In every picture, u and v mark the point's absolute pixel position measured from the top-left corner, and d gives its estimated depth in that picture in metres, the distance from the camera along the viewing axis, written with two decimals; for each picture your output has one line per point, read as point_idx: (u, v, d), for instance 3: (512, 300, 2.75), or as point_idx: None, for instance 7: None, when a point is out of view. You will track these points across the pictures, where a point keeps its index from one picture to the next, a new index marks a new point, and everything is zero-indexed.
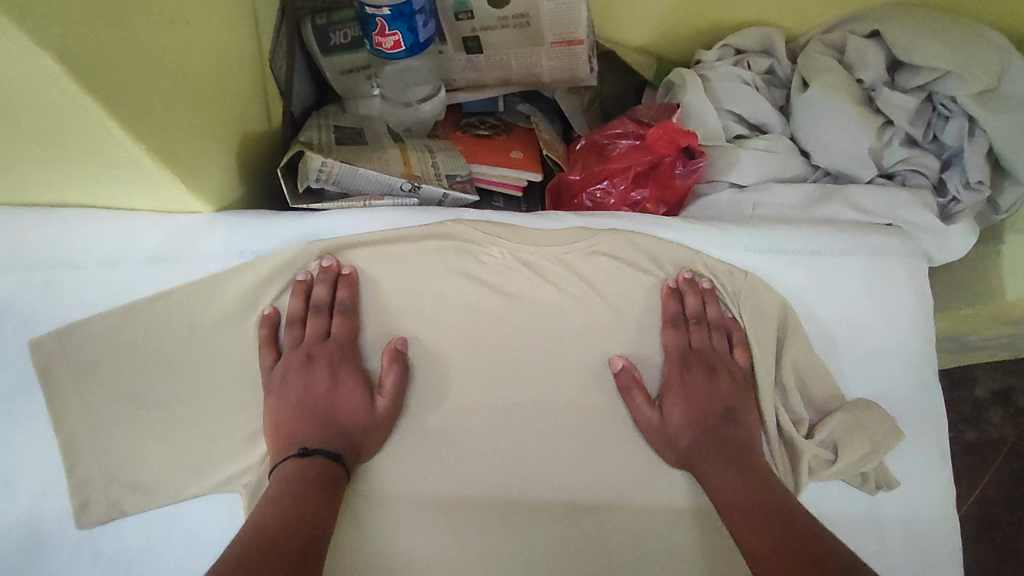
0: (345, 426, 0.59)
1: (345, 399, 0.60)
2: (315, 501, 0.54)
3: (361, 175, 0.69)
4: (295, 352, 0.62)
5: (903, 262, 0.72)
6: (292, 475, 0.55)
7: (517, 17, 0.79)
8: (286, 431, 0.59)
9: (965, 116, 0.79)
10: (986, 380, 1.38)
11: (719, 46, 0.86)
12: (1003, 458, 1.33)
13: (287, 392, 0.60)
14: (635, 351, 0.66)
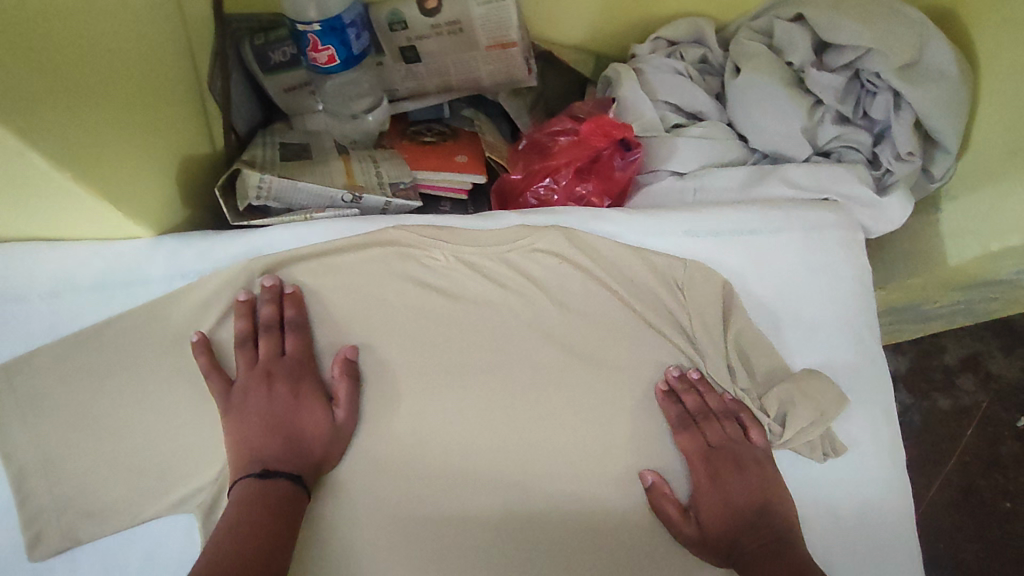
0: (312, 442, 0.60)
1: (310, 415, 0.60)
2: (278, 523, 0.55)
3: (303, 188, 0.71)
4: (251, 374, 0.61)
5: (839, 234, 0.74)
6: (252, 496, 0.55)
7: (450, 25, 0.81)
8: (250, 452, 0.58)
9: (891, 90, 0.82)
10: (956, 348, 1.44)
11: (650, 39, 0.89)
12: (978, 422, 1.39)
13: (247, 413, 0.60)
14: (583, 343, 0.67)
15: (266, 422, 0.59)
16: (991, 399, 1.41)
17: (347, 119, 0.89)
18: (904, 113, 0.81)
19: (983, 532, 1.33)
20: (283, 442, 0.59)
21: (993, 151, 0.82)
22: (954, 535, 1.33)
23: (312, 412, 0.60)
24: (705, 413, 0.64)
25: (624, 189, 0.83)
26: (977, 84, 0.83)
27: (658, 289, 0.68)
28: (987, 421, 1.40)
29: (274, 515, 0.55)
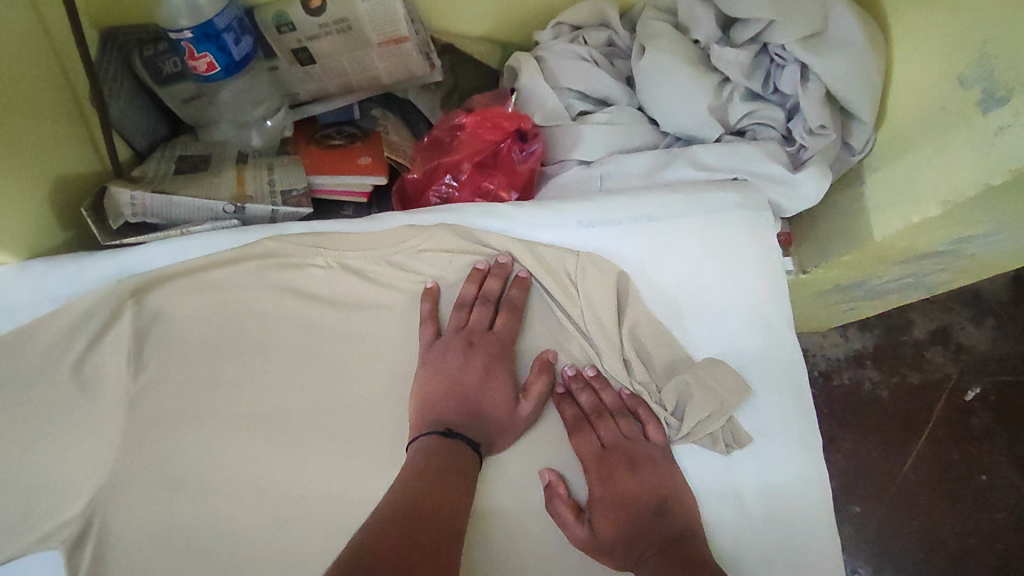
0: (492, 421, 0.62)
1: (489, 389, 0.62)
2: (463, 468, 0.59)
3: (178, 202, 0.70)
4: (456, 338, 0.64)
5: (740, 216, 0.72)
6: (435, 449, 0.58)
7: (337, 23, 0.78)
8: (434, 407, 0.61)
9: (798, 63, 0.79)
10: (924, 322, 1.42)
11: (551, 25, 0.86)
12: (948, 395, 1.36)
13: (445, 368, 0.62)
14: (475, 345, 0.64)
15: (449, 384, 0.62)
16: (961, 372, 1.38)
17: (248, 126, 0.86)
18: (813, 85, 0.78)
19: (956, 510, 1.29)
20: (428, 409, 0.61)
21: (906, 120, 0.79)
22: (929, 513, 1.29)
23: (471, 372, 0.63)
24: (598, 411, 0.64)
25: (528, 182, 0.82)
26: (890, 50, 0.80)
27: (547, 282, 0.68)
28: (958, 394, 1.37)
29: (461, 465, 0.59)
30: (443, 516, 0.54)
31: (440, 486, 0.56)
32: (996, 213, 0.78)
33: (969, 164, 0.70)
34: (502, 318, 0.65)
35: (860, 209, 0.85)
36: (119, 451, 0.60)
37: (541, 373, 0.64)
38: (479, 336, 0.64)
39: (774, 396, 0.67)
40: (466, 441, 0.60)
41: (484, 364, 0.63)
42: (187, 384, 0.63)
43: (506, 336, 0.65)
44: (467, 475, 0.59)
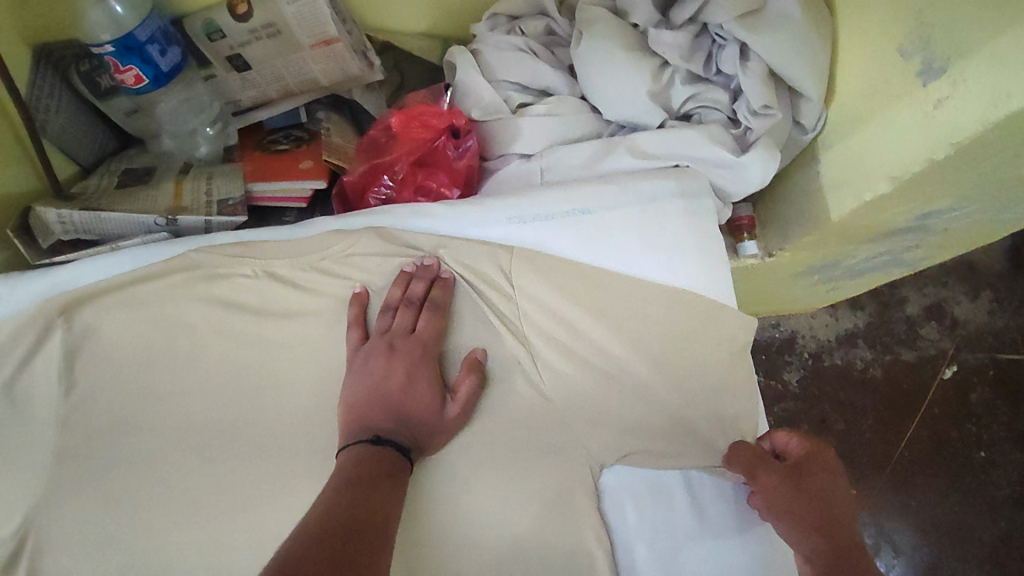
0: (419, 424, 0.60)
1: (413, 391, 0.61)
2: (394, 472, 0.55)
3: (108, 218, 0.71)
4: (379, 340, 0.63)
5: (676, 204, 0.71)
6: (363, 459, 0.55)
7: (266, 27, 0.78)
8: (358, 414, 0.59)
9: (738, 42, 0.76)
10: (916, 298, 1.38)
11: (488, 17, 0.85)
12: (944, 372, 1.33)
13: (368, 375, 0.61)
14: (400, 347, 0.63)
15: (374, 393, 0.60)
16: (957, 347, 1.35)
17: (192, 136, 0.86)
18: (754, 64, 0.76)
19: (953, 490, 1.27)
20: (355, 418, 0.60)
21: (853, 94, 0.76)
22: (923, 495, 1.27)
23: (396, 376, 0.61)
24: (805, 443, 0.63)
25: (469, 178, 0.81)
26: (836, 22, 0.77)
27: (474, 282, 0.68)
28: (955, 370, 1.33)
29: (391, 472, 0.55)
30: (376, 519, 0.50)
31: (371, 492, 0.52)
32: (955, 187, 0.75)
33: (914, 138, 0.67)
34: (424, 317, 0.65)
35: (816, 188, 0.82)
36: (52, 469, 0.60)
37: (467, 371, 0.63)
38: (401, 340, 0.63)
39: (712, 391, 0.68)
40: (395, 449, 0.57)
41: (406, 369, 0.61)
42: (119, 401, 0.62)
43: (431, 335, 0.64)
44: (399, 481, 0.55)
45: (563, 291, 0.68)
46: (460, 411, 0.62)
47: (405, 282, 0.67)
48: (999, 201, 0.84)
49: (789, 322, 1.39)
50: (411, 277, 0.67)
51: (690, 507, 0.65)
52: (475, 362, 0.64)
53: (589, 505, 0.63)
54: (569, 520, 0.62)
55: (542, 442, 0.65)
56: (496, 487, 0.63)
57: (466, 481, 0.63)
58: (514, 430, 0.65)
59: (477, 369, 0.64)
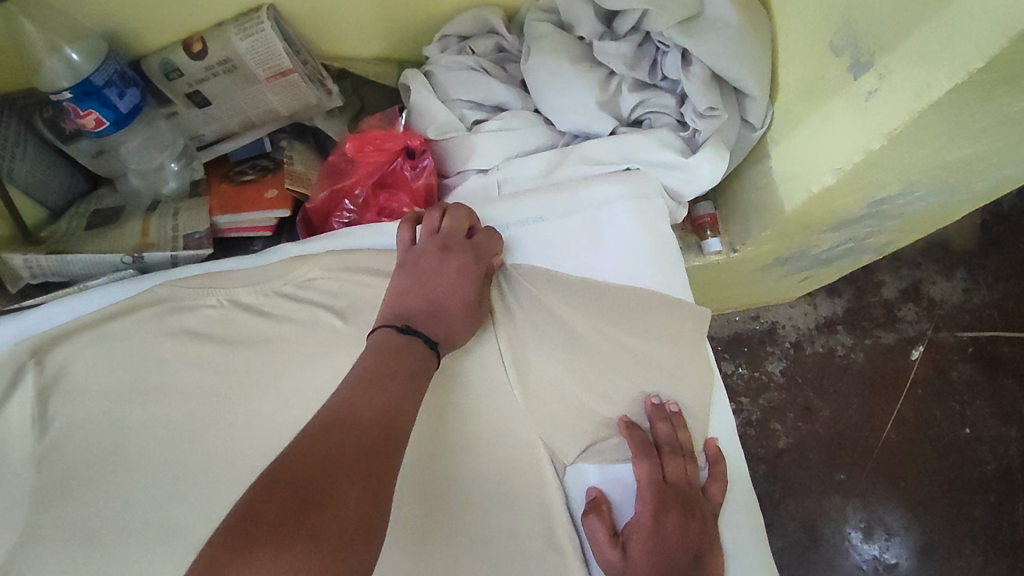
0: (454, 315, 0.65)
1: (464, 287, 0.66)
2: (419, 364, 0.58)
3: (74, 259, 0.73)
4: (431, 240, 0.69)
5: (624, 208, 0.74)
6: (395, 342, 0.59)
7: (222, 63, 0.81)
8: (416, 308, 0.63)
9: (679, 48, 0.79)
10: (892, 281, 1.40)
11: (438, 38, 0.87)
12: (924, 351, 1.35)
13: (417, 276, 0.66)
14: (479, 253, 0.69)
15: (426, 293, 0.65)
16: (934, 327, 1.37)
17: (159, 171, 0.87)
18: (696, 68, 0.78)
19: (943, 468, 1.28)
20: (397, 302, 0.64)
21: (795, 91, 0.78)
22: (912, 475, 1.28)
23: (449, 274, 0.66)
24: (663, 441, 0.66)
25: (429, 197, 0.83)
26: (774, 23, 0.80)
27: None
28: (934, 349, 1.36)
29: (412, 370, 0.57)
30: (383, 424, 0.51)
31: (382, 390, 0.54)
32: (901, 173, 0.77)
33: (850, 130, 0.69)
34: (462, 220, 0.71)
35: (769, 182, 0.84)
36: (29, 510, 0.61)
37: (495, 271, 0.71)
38: (453, 244, 0.69)
39: (675, 388, 0.70)
40: (423, 340, 0.61)
41: (460, 266, 0.67)
42: (94, 436, 0.64)
43: (480, 243, 0.70)
44: (420, 376, 0.58)
45: (525, 301, 0.71)
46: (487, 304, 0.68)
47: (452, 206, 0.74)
48: (950, 183, 0.86)
49: (769, 314, 1.41)
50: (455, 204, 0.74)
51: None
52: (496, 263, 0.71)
53: (560, 504, 0.65)
54: (541, 522, 0.65)
55: (513, 447, 0.67)
56: (469, 493, 0.65)
57: (440, 487, 0.65)
58: (483, 438, 0.66)
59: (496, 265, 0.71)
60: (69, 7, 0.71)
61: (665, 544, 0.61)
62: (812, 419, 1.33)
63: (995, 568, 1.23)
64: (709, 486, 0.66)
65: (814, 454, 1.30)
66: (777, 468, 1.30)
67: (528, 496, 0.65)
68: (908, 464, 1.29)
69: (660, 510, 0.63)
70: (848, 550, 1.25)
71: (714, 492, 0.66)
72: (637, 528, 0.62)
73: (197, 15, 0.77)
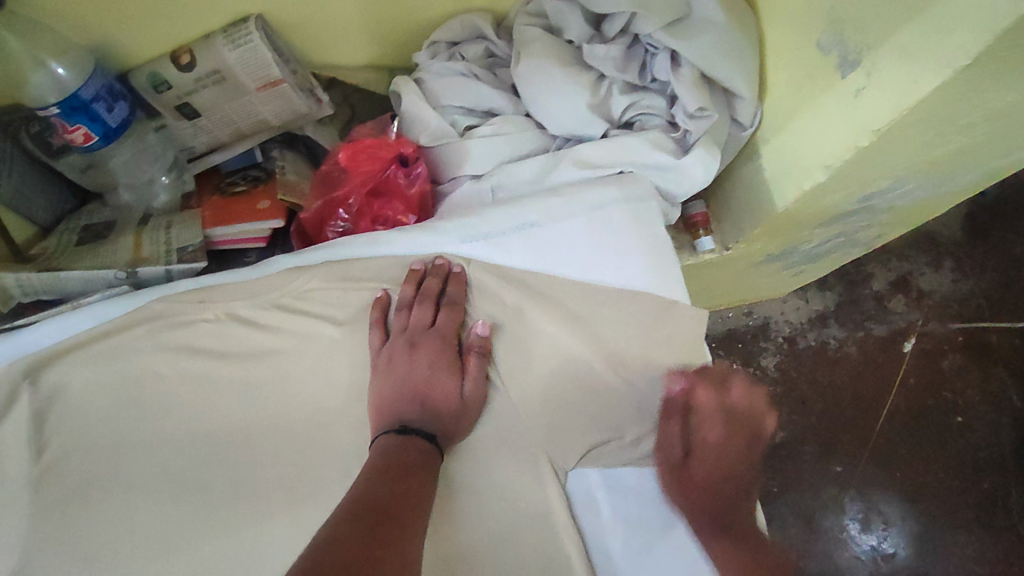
0: (443, 410, 0.65)
1: (436, 381, 0.66)
2: (423, 457, 0.61)
3: (67, 276, 0.72)
4: (401, 338, 0.67)
5: (620, 210, 0.74)
6: (395, 446, 0.60)
7: (211, 75, 0.80)
8: (387, 411, 0.64)
9: (668, 50, 0.79)
10: (881, 273, 1.42)
11: (427, 45, 0.87)
12: (914, 341, 1.37)
13: (390, 372, 0.66)
14: (444, 343, 0.68)
15: (401, 391, 0.65)
16: (924, 317, 1.39)
17: (150, 185, 0.87)
18: (685, 70, 0.79)
19: (939, 458, 1.30)
20: (384, 412, 0.65)
21: (784, 89, 0.79)
22: (908, 465, 1.30)
23: (419, 370, 0.66)
24: (702, 404, 0.67)
25: (423, 204, 0.83)
26: (761, 22, 0.80)
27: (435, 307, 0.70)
28: (925, 340, 1.37)
29: (423, 459, 0.61)
30: (408, 510, 0.55)
31: (404, 481, 0.57)
32: (889, 168, 0.78)
33: (839, 128, 0.70)
34: (442, 312, 0.69)
35: (760, 180, 0.85)
36: (31, 529, 0.60)
37: (476, 350, 0.68)
38: (422, 336, 0.68)
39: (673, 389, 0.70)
40: (422, 436, 0.62)
41: (428, 362, 0.67)
42: (94, 455, 0.63)
43: (443, 328, 0.68)
44: (428, 467, 0.60)
45: (522, 306, 0.71)
46: (476, 387, 0.67)
47: (418, 280, 0.70)
48: (936, 177, 0.87)
49: (761, 309, 1.42)
50: (421, 275, 0.71)
51: (661, 502, 0.67)
52: (482, 341, 0.69)
53: (563, 509, 0.65)
54: (544, 529, 0.64)
55: (514, 454, 0.67)
56: (472, 502, 0.65)
57: (442, 495, 0.65)
58: (487, 445, 0.67)
59: (478, 346, 0.68)
60: (55, 21, 0.71)
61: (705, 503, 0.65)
62: (807, 413, 1.34)
63: (990, 553, 1.24)
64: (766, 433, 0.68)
65: (810, 448, 1.31)
66: (775, 463, 1.31)
67: (532, 503, 0.65)
68: (905, 455, 1.30)
69: (704, 476, 0.66)
70: (847, 541, 1.26)
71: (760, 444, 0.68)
72: (670, 490, 0.67)
73: (184, 26, 0.77)
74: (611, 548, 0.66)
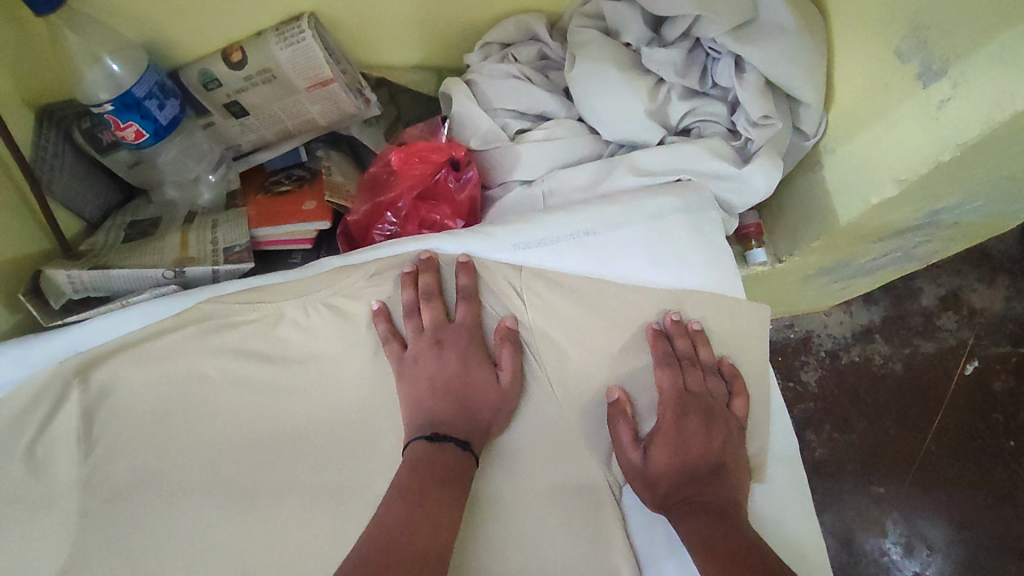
0: (480, 406, 0.64)
1: (469, 375, 0.65)
2: (452, 472, 0.59)
3: (117, 275, 0.72)
4: (422, 340, 0.65)
5: (679, 219, 0.71)
6: (423, 460, 0.59)
7: (261, 73, 0.79)
8: (420, 411, 0.63)
9: (732, 55, 0.76)
10: (931, 288, 1.35)
11: (480, 46, 0.85)
12: (965, 360, 1.30)
13: (418, 376, 0.64)
14: (472, 330, 0.67)
15: (434, 387, 0.64)
16: (976, 336, 1.32)
17: (196, 184, 0.86)
18: (750, 76, 0.75)
19: (990, 484, 1.24)
20: (417, 407, 0.63)
21: (853, 98, 0.75)
22: (958, 489, 1.24)
23: (449, 367, 0.65)
24: (687, 348, 0.67)
25: (472, 208, 0.81)
26: (830, 27, 0.76)
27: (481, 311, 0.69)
28: (977, 360, 1.31)
29: (454, 476, 0.59)
30: (425, 535, 0.54)
31: (427, 501, 0.56)
32: (962, 184, 0.74)
33: (916, 140, 0.66)
34: (460, 307, 0.67)
35: (819, 192, 0.81)
36: (76, 531, 0.59)
37: (506, 339, 0.67)
38: (443, 332, 0.66)
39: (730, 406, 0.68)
40: (454, 445, 0.61)
41: (458, 358, 0.65)
42: (140, 458, 0.62)
43: (464, 320, 0.67)
44: (456, 485, 0.59)
45: (571, 318, 0.69)
46: (512, 378, 0.66)
47: (433, 269, 0.67)
48: (1008, 195, 0.82)
49: (804, 321, 1.37)
50: (416, 274, 0.68)
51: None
52: (506, 330, 0.67)
53: (615, 528, 0.63)
54: (596, 543, 0.63)
55: (562, 466, 0.65)
56: (521, 519, 0.63)
57: (490, 508, 0.63)
58: (537, 461, 0.65)
59: (507, 337, 0.67)
60: (114, 18, 0.70)
61: (696, 460, 0.63)
62: (850, 430, 1.28)
63: None
64: (729, 407, 0.67)
65: (851, 467, 1.26)
66: (817, 482, 1.26)
67: (582, 518, 0.63)
68: (954, 480, 1.24)
69: (660, 438, 0.64)
70: (889, 567, 1.21)
71: (738, 408, 0.67)
72: (658, 456, 0.63)
73: (239, 24, 0.76)
74: (663, 567, 0.62)
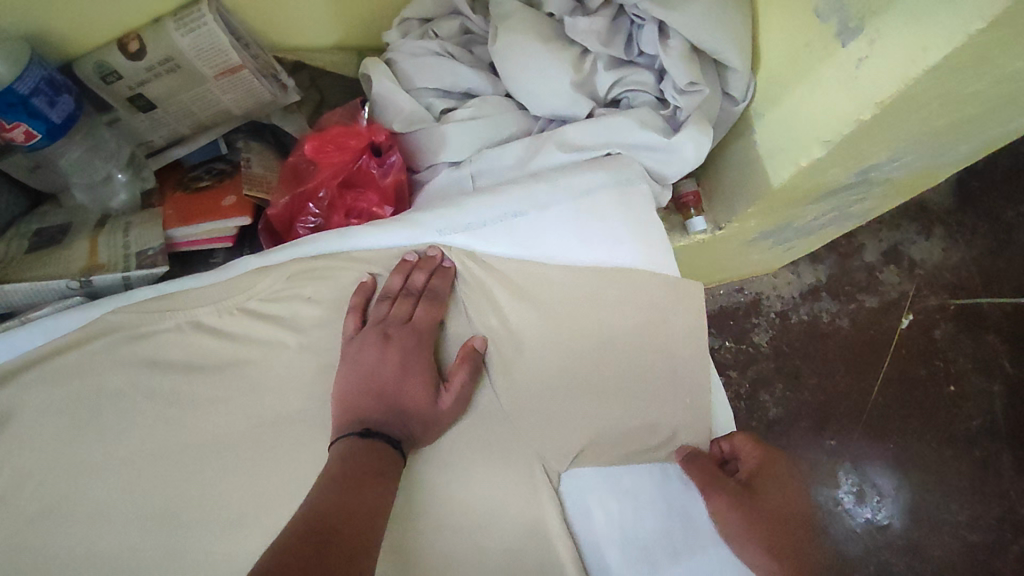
0: (414, 418, 0.60)
1: (407, 384, 0.60)
2: (387, 468, 0.56)
3: (16, 288, 0.68)
4: (373, 329, 0.63)
5: (608, 194, 0.70)
6: (355, 452, 0.56)
7: (165, 63, 0.74)
8: (349, 406, 0.59)
9: (656, 21, 0.74)
10: (873, 244, 1.38)
11: (398, 22, 0.81)
12: (906, 312, 1.34)
13: (358, 363, 0.61)
14: (426, 348, 0.63)
15: (368, 387, 0.60)
16: (916, 288, 1.36)
17: (107, 183, 0.80)
18: (673, 42, 0.73)
19: (933, 429, 1.29)
20: (347, 409, 0.59)
21: (778, 59, 0.74)
22: (904, 435, 1.28)
23: (388, 367, 0.61)
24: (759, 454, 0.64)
25: (399, 194, 0.79)
26: None
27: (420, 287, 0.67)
28: (918, 310, 1.35)
29: (383, 465, 0.56)
30: (358, 525, 0.50)
31: (362, 491, 0.53)
32: (887, 142, 0.74)
33: (839, 100, 0.65)
34: (420, 306, 0.64)
35: (751, 157, 0.81)
36: None
37: (467, 360, 0.63)
38: (396, 328, 0.63)
39: (668, 381, 0.68)
40: (386, 441, 0.57)
41: (400, 360, 0.61)
42: (52, 482, 0.59)
43: (423, 323, 0.64)
44: (389, 478, 0.56)
45: (503, 304, 0.67)
46: (454, 402, 0.62)
47: (407, 271, 0.66)
48: (935, 149, 0.83)
49: (753, 285, 1.38)
50: (412, 266, 0.66)
51: (659, 505, 0.65)
52: (470, 350, 0.64)
53: (555, 518, 0.62)
54: (536, 529, 0.61)
55: (499, 457, 0.63)
56: (463, 507, 0.61)
57: (427, 506, 0.61)
58: (477, 452, 0.63)
59: (472, 358, 0.63)
60: None
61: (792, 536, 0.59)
62: (802, 388, 1.31)
63: (982, 520, 1.24)
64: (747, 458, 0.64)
65: (802, 422, 1.29)
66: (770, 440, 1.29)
67: (522, 508, 0.62)
68: (901, 427, 1.29)
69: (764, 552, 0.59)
70: (842, 515, 1.25)
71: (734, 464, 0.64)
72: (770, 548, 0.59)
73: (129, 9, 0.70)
74: (607, 552, 0.63)
